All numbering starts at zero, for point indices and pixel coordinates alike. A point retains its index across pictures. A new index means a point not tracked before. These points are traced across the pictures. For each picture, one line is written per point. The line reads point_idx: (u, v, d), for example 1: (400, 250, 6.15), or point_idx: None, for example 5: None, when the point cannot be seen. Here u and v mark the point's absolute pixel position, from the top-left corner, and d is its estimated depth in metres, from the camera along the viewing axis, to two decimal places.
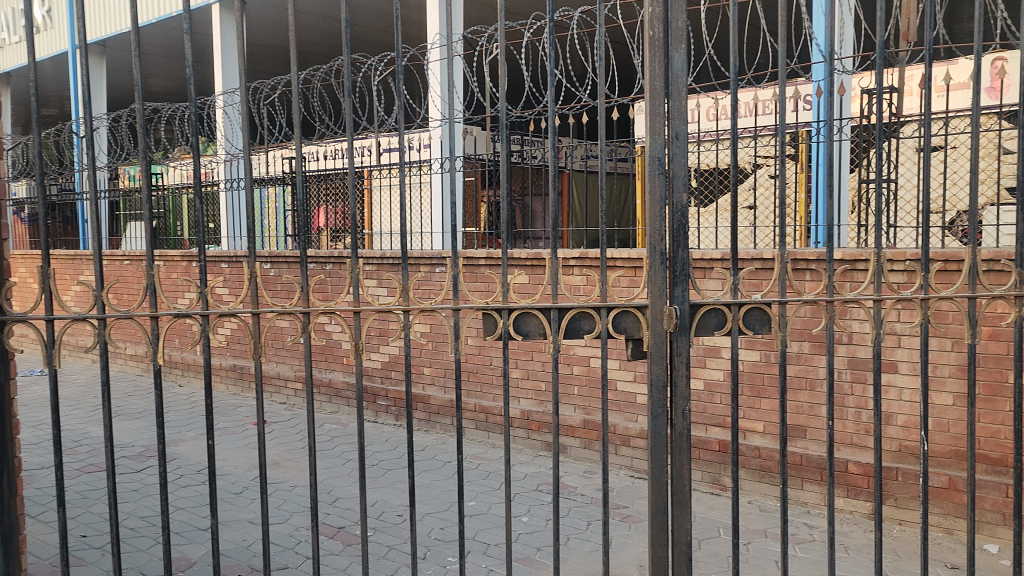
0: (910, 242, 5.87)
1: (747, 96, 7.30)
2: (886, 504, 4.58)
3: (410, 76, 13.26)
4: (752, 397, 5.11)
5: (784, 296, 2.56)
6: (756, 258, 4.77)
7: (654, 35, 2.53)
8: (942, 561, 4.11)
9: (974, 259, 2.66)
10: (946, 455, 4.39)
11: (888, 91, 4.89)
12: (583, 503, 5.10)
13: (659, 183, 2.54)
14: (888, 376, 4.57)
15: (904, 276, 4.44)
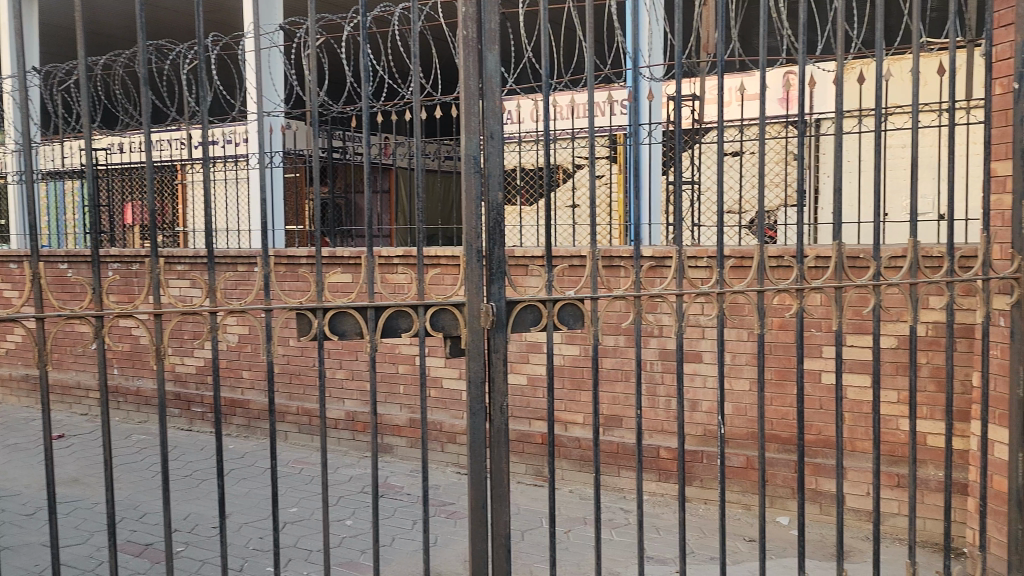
0: (713, 240, 6.31)
1: (564, 99, 7.56)
2: (693, 486, 4.91)
3: (223, 66, 12.66)
4: (572, 390, 5.28)
5: (595, 292, 2.66)
6: (570, 256, 4.95)
7: (468, 34, 2.55)
8: (740, 535, 4.46)
9: (762, 256, 2.89)
10: (743, 437, 4.75)
11: (691, 98, 5.21)
12: (409, 502, 5.08)
13: (475, 182, 2.57)
14: (693, 366, 4.89)
15: (704, 273, 4.76)
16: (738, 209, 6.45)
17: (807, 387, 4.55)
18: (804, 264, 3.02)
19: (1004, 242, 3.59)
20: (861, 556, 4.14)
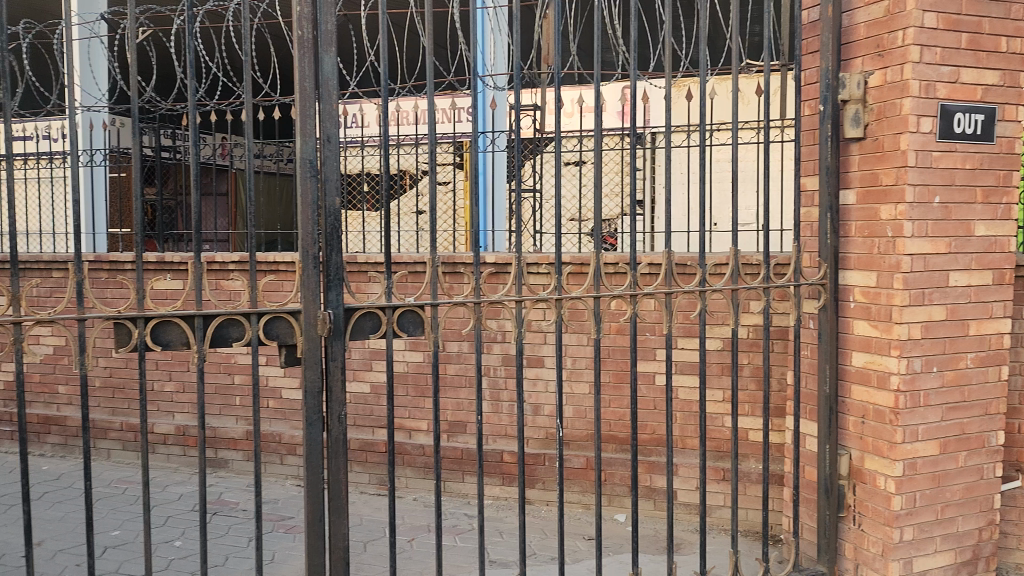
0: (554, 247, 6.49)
1: (408, 105, 7.54)
2: (535, 488, 5.01)
3: (36, 53, 11.67)
4: (416, 397, 5.25)
5: (436, 298, 2.67)
6: (410, 264, 4.91)
7: (303, 35, 2.49)
8: (580, 534, 4.59)
9: (597, 263, 3.04)
10: (582, 439, 4.90)
11: (532, 109, 5.29)
12: (244, 518, 4.87)
13: (311, 186, 2.51)
14: (535, 371, 4.98)
15: (544, 279, 4.85)
16: (578, 218, 6.67)
17: (642, 389, 4.74)
18: (637, 271, 3.17)
19: (813, 250, 3.89)
20: (690, 548, 4.37)
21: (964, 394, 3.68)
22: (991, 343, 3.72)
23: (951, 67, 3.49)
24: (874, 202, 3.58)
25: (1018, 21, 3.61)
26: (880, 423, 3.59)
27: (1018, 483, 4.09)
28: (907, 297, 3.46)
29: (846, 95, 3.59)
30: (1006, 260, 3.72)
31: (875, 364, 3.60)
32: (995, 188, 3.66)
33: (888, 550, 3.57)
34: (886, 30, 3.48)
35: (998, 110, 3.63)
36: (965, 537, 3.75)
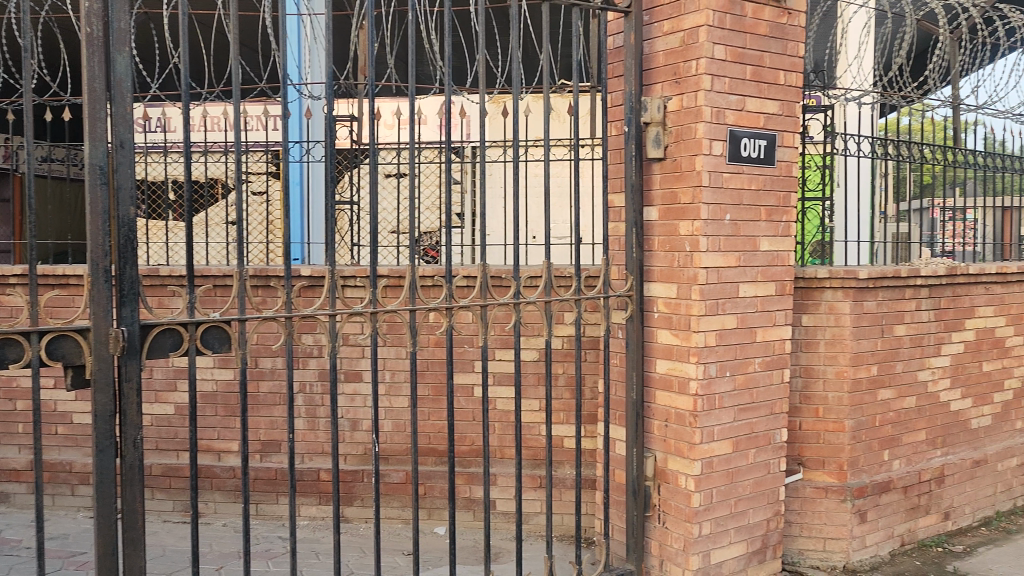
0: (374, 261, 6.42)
1: (216, 110, 7.21)
2: (352, 506, 4.91)
3: None
4: (226, 417, 5.00)
5: (243, 313, 2.56)
6: (216, 277, 4.67)
7: (92, 32, 2.31)
8: (399, 550, 4.55)
9: (412, 276, 3.05)
10: (401, 453, 4.86)
11: (348, 120, 5.21)
12: (26, 557, 4.42)
13: (102, 194, 2.34)
14: (352, 386, 4.88)
15: (358, 293, 4.78)
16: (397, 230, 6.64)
17: (461, 401, 4.78)
18: (453, 284, 3.22)
19: (620, 264, 4.09)
20: (507, 556, 4.45)
21: (753, 395, 4.00)
22: (775, 348, 4.08)
23: (738, 95, 3.80)
24: (674, 218, 3.83)
25: (793, 57, 4.02)
26: (681, 425, 3.83)
27: (799, 475, 4.51)
28: (703, 307, 3.72)
29: (647, 117, 3.82)
30: (786, 273, 4.11)
31: (676, 371, 3.84)
32: (777, 208, 4.03)
33: (688, 545, 3.81)
34: (682, 59, 3.74)
35: (778, 136, 4.01)
36: (755, 528, 4.08)
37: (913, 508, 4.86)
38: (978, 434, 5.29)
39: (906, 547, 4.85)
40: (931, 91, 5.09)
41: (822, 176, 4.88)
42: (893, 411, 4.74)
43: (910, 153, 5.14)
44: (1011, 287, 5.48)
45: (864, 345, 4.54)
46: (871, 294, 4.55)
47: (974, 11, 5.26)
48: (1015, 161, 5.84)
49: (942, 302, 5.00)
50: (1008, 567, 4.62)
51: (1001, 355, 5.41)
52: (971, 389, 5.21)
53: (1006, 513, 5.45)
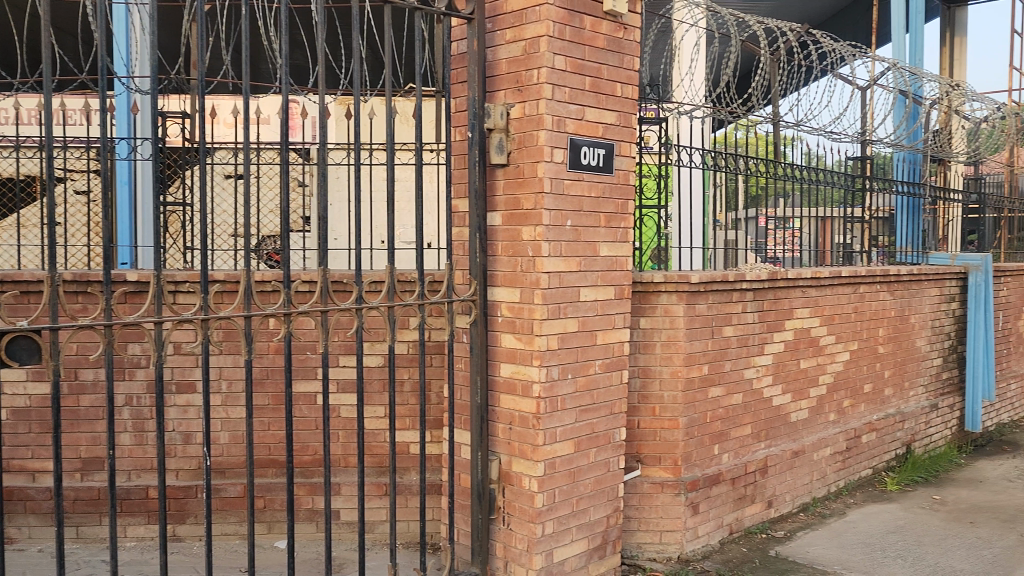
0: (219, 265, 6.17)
1: (31, 103, 6.66)
2: (185, 523, 4.66)
3: None
4: (42, 434, 4.60)
5: (55, 322, 2.37)
6: (25, 283, 4.29)
7: None
8: (237, 567, 4.36)
9: (248, 281, 2.94)
10: (238, 466, 4.66)
11: (181, 117, 4.95)
12: None
13: None
14: (185, 397, 4.62)
15: (189, 299, 4.54)
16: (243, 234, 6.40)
17: (303, 409, 4.64)
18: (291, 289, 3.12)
19: (464, 268, 4.11)
20: (351, 567, 4.37)
21: (593, 396, 4.12)
22: (614, 350, 4.22)
23: (578, 105, 3.92)
24: (517, 223, 3.89)
25: (629, 70, 4.19)
26: (525, 428, 3.89)
27: (638, 472, 4.69)
28: (545, 311, 3.80)
29: (491, 124, 3.86)
30: (624, 278, 4.27)
31: (519, 374, 3.90)
32: (615, 215, 4.18)
33: (532, 545, 3.88)
34: (524, 68, 3.81)
35: (616, 146, 4.17)
36: (595, 525, 4.21)
37: (741, 498, 5.17)
38: (797, 427, 5.72)
39: (734, 535, 5.15)
40: (755, 108, 5.45)
41: (658, 186, 5.12)
42: (722, 407, 5.03)
43: (738, 165, 5.48)
44: (824, 290, 5.94)
45: (696, 345, 4.79)
46: (702, 297, 4.81)
47: (791, 35, 5.68)
48: (829, 174, 6.35)
49: (765, 304, 5.37)
50: (822, 549, 5.01)
51: (816, 353, 5.87)
52: (790, 385, 5.62)
53: (821, 498, 5.91)
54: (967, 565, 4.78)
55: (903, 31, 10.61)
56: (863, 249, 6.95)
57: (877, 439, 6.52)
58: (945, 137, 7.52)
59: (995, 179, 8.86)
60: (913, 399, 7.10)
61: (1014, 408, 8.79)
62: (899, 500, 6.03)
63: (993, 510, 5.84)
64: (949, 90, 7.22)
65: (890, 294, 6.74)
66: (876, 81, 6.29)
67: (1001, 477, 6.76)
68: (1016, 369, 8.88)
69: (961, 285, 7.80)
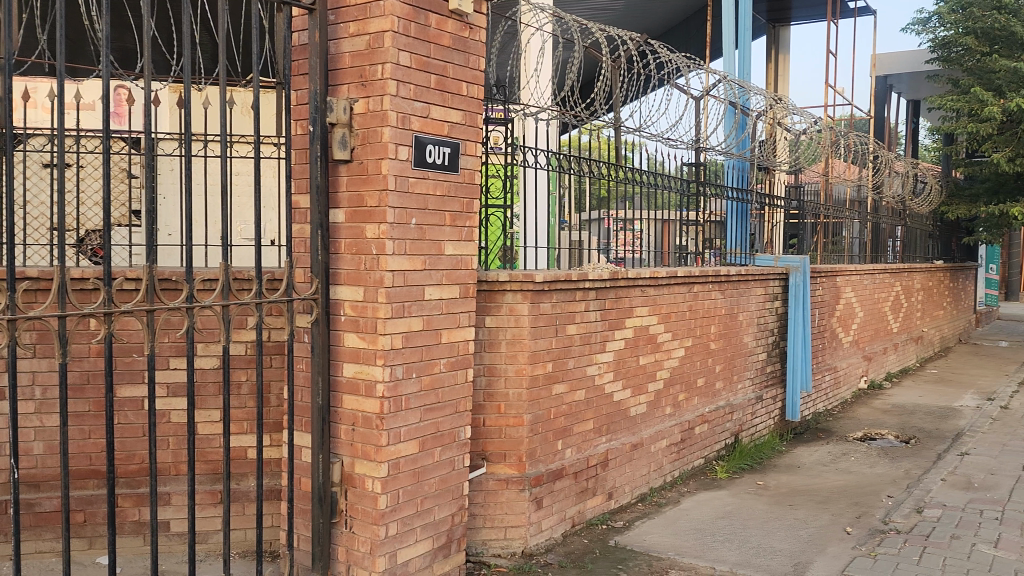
0: (39, 261, 5.74)
1: None
2: None
3: None
4: None
5: None
6: None
7: None
8: None
9: (62, 278, 2.72)
10: (54, 479, 4.31)
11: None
12: None
13: None
14: None
15: None
16: (67, 228, 5.98)
17: (128, 416, 4.35)
18: (112, 287, 2.92)
19: (305, 266, 4.00)
20: None
21: (438, 396, 4.11)
22: (459, 349, 4.23)
23: (423, 103, 3.90)
24: (360, 221, 3.82)
25: (474, 69, 4.21)
26: (368, 429, 3.83)
27: (482, 470, 4.73)
28: (389, 311, 3.75)
29: (333, 118, 3.76)
30: (469, 276, 4.28)
31: (362, 374, 3.83)
32: (460, 213, 4.18)
33: (374, 548, 3.83)
34: (367, 62, 3.75)
35: (461, 145, 4.17)
36: (440, 524, 4.20)
37: (583, 491, 5.32)
38: (635, 421, 5.95)
39: (576, 527, 5.29)
40: (597, 113, 5.62)
41: (505, 185, 5.19)
42: (565, 404, 5.16)
43: (581, 167, 5.64)
44: (662, 290, 6.22)
45: (540, 343, 4.89)
46: (546, 296, 4.91)
47: (631, 44, 5.90)
48: (666, 179, 6.66)
49: (607, 303, 5.55)
50: (658, 536, 5.25)
51: (654, 349, 6.14)
52: (630, 380, 5.84)
53: (658, 488, 6.18)
54: (786, 544, 5.15)
55: (733, 47, 11.24)
56: (698, 250, 7.33)
57: (708, 430, 6.91)
58: (770, 147, 8.01)
59: (813, 188, 9.58)
60: (740, 391, 7.57)
61: (828, 398, 9.56)
62: (728, 487, 6.41)
63: (809, 493, 6.32)
64: (774, 103, 7.74)
65: (720, 293, 7.15)
66: (710, 91, 6.65)
67: (816, 462, 7.33)
68: (829, 363, 9.65)
69: (784, 285, 8.39)
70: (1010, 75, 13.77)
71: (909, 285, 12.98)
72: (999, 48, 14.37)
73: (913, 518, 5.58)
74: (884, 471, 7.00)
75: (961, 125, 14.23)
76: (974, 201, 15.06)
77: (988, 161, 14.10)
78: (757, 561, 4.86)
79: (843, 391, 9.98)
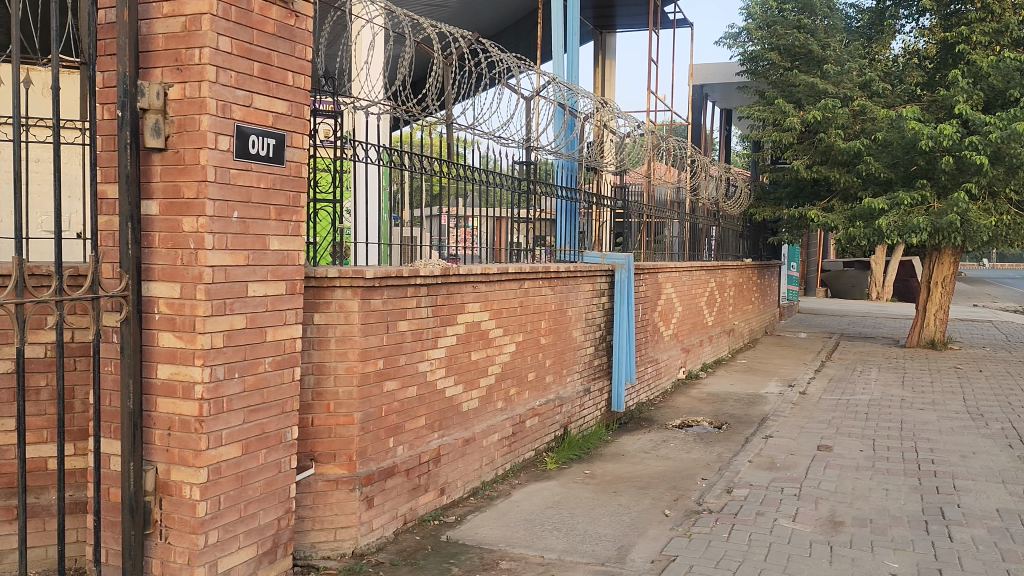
0: None
1: None
2: None
3: None
4: None
5: None
6: None
7: None
8: None
9: None
10: None
11: None
12: None
13: None
14: None
15: None
16: None
17: None
18: None
19: (113, 261, 3.73)
20: None
21: (263, 396, 3.96)
22: (285, 347, 4.08)
23: (245, 91, 3.74)
24: (176, 214, 3.61)
25: (301, 59, 4.08)
26: (185, 433, 3.64)
27: (311, 471, 4.61)
28: (209, 308, 3.57)
29: (145, 103, 3.53)
30: (296, 272, 4.14)
31: (180, 375, 3.62)
32: (286, 208, 4.04)
33: (193, 558, 3.65)
34: (183, 46, 3.54)
35: (287, 136, 4.04)
36: (265, 529, 4.05)
37: (415, 487, 5.30)
38: (467, 416, 6.00)
39: (408, 525, 5.27)
40: (429, 109, 5.61)
41: (334, 179, 5.07)
42: (397, 401, 5.12)
43: (413, 162, 5.60)
44: (493, 286, 6.32)
45: (371, 341, 4.83)
46: (377, 293, 4.85)
47: (462, 42, 5.94)
48: (499, 177, 6.76)
49: (439, 299, 5.56)
50: (490, 529, 5.32)
51: (485, 345, 6.22)
52: (461, 376, 5.88)
53: (490, 481, 6.27)
54: (610, 529, 5.38)
55: (562, 51, 11.58)
56: (530, 248, 7.49)
57: (539, 423, 7.09)
58: (598, 148, 8.32)
59: (637, 188, 10.03)
60: (569, 384, 7.81)
61: (650, 388, 10.07)
62: (557, 477, 6.60)
63: (632, 479, 6.64)
64: (600, 107, 8.07)
65: (550, 289, 7.35)
66: (540, 92, 6.82)
67: (638, 450, 7.70)
68: (651, 355, 10.17)
69: (609, 281, 8.77)
70: (808, 89, 15.04)
71: (720, 281, 13.94)
72: (799, 64, 15.72)
73: (723, 498, 6.00)
74: (699, 455, 7.47)
75: (767, 134, 15.45)
76: (778, 203, 16.37)
77: (790, 167, 15.40)
78: (583, 547, 5.05)
79: (663, 382, 10.54)
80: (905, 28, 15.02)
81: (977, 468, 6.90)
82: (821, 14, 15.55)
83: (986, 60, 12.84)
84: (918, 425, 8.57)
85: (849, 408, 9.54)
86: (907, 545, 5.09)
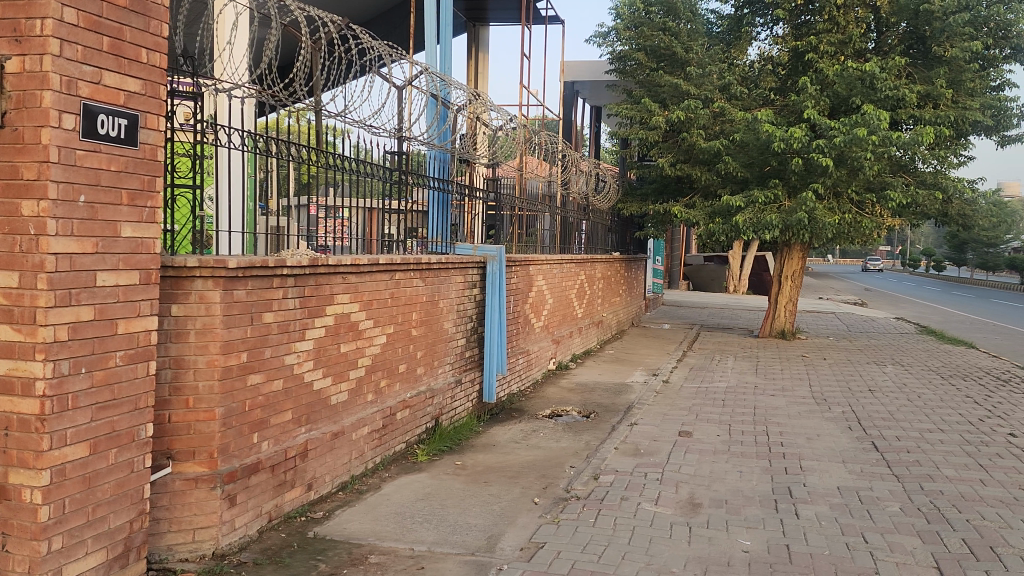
0: None
1: None
2: None
3: None
4: None
5: None
6: None
7: None
8: None
9: None
10: None
11: None
12: None
13: None
14: None
15: None
16: None
17: None
18: None
19: None
20: None
21: (113, 392, 3.72)
22: (139, 340, 3.85)
23: (93, 67, 3.50)
24: (14, 196, 3.35)
25: (156, 36, 3.86)
26: (25, 433, 3.39)
27: (168, 469, 4.40)
28: (51, 299, 3.34)
29: None
30: (151, 261, 3.91)
31: (19, 371, 3.37)
32: (140, 192, 3.81)
33: (34, 566, 3.42)
34: (23, 15, 3.30)
35: (141, 116, 3.81)
36: (116, 533, 3.83)
37: (281, 484, 5.14)
38: (336, 410, 5.88)
39: (273, 522, 5.11)
40: (297, 95, 5.42)
41: (195, 165, 4.82)
42: (261, 395, 4.95)
43: (280, 149, 5.40)
44: (364, 277, 6.21)
45: (234, 333, 4.64)
46: (240, 283, 4.66)
47: (332, 27, 5.76)
48: (370, 167, 6.62)
49: (307, 291, 5.41)
50: (358, 524, 5.24)
51: (355, 337, 6.11)
52: (330, 368, 5.75)
53: (358, 475, 6.17)
54: (479, 519, 5.41)
55: (434, 41, 11.49)
56: (401, 239, 7.39)
57: (409, 415, 7.03)
58: (470, 141, 8.32)
59: (509, 181, 10.10)
60: (439, 376, 7.79)
61: (521, 379, 10.20)
62: (428, 470, 6.58)
63: (502, 469, 6.71)
64: (473, 99, 8.07)
65: (421, 280, 7.30)
66: (412, 82, 6.74)
67: (509, 440, 7.79)
68: (522, 346, 10.29)
69: (481, 273, 8.80)
70: (673, 90, 15.72)
71: (589, 274, 14.27)
72: (664, 65, 16.39)
73: (590, 485, 6.16)
74: (568, 444, 7.63)
75: (634, 132, 15.99)
76: (644, 199, 16.91)
77: (656, 164, 15.96)
78: (453, 537, 5.06)
79: (534, 372, 10.69)
80: (760, 35, 15.77)
81: (821, 449, 7.40)
82: (684, 18, 16.33)
83: (832, 69, 13.69)
84: (769, 411, 9.09)
85: (708, 396, 10.00)
86: (758, 523, 5.40)
